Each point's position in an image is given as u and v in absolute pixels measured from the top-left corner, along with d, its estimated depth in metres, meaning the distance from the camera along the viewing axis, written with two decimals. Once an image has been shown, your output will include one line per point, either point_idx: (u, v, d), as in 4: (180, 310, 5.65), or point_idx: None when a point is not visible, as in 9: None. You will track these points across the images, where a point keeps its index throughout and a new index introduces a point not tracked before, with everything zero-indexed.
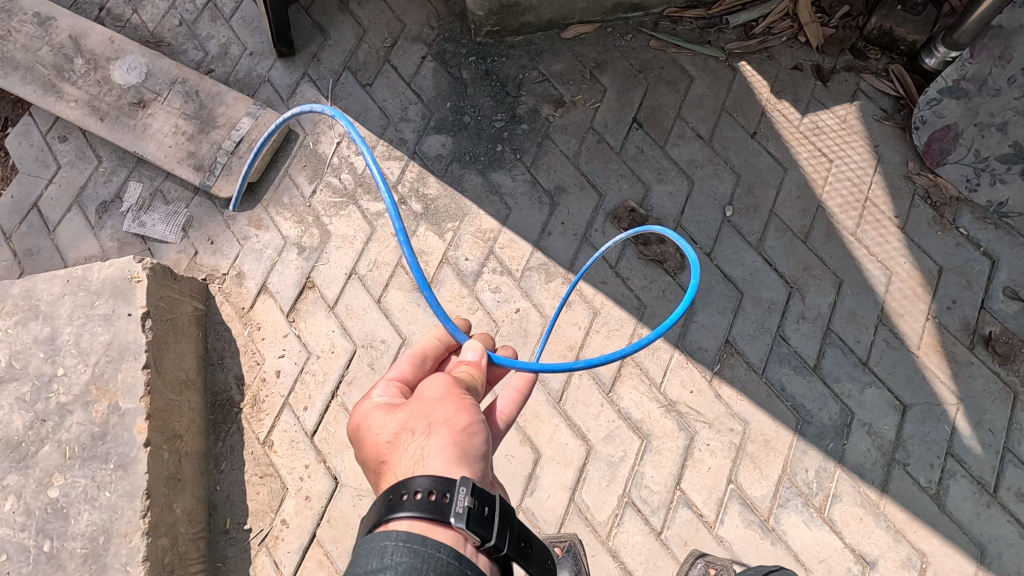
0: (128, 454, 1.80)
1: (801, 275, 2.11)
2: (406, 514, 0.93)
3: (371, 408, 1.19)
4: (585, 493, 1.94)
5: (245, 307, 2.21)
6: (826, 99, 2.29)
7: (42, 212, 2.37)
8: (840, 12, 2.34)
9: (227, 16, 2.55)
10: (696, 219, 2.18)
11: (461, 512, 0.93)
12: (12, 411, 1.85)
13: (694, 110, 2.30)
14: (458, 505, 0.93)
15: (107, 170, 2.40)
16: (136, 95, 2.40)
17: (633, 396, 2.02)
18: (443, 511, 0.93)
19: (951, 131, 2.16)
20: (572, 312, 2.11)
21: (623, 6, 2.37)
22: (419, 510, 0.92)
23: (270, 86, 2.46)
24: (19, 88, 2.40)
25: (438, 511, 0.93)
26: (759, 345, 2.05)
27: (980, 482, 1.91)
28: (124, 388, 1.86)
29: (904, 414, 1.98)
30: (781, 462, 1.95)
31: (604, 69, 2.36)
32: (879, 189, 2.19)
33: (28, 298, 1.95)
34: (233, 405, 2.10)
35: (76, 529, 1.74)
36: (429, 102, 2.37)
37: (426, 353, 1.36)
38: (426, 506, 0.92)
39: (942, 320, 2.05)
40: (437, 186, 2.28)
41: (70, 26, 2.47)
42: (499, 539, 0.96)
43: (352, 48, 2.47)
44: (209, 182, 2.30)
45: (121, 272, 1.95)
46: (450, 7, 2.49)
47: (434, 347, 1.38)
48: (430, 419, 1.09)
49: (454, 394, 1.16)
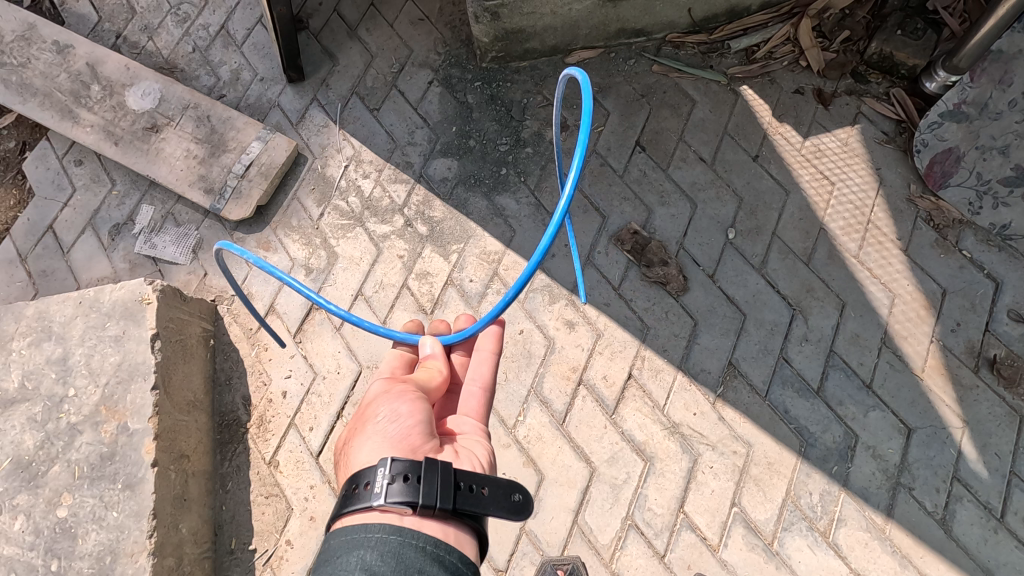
0: (135, 474, 1.82)
1: (804, 297, 2.12)
2: (347, 513, 1.06)
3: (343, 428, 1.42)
4: (588, 515, 1.94)
5: (253, 327, 2.24)
6: (828, 122, 2.31)
7: (57, 234, 2.42)
8: (841, 37, 2.37)
9: (239, 43, 2.61)
10: (698, 242, 2.20)
11: (382, 491, 1.03)
12: (23, 431, 1.88)
13: (696, 133, 2.33)
14: (378, 486, 1.04)
15: (120, 193, 2.46)
16: (149, 120, 2.46)
17: (636, 418, 2.03)
18: (370, 497, 1.04)
19: (952, 154, 2.17)
20: (575, 333, 2.12)
21: (626, 32, 2.41)
22: (356, 506, 1.05)
23: (280, 110, 2.51)
24: (38, 113, 2.47)
25: (365, 499, 1.04)
26: (762, 367, 2.06)
27: (987, 506, 1.90)
28: (133, 408, 1.89)
29: (909, 437, 1.97)
30: (785, 485, 1.94)
31: (607, 94, 2.40)
32: (881, 212, 2.20)
33: (42, 319, 1.99)
34: (240, 426, 2.12)
35: (84, 549, 1.76)
36: (435, 126, 2.42)
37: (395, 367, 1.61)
38: (358, 499, 1.05)
39: (946, 343, 2.05)
40: (442, 209, 2.32)
41: (87, 54, 2.54)
42: (430, 496, 1.03)
43: (361, 74, 2.53)
44: (220, 205, 2.35)
45: (132, 294, 1.99)
46: (456, 33, 2.54)
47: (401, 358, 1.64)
48: (363, 419, 1.28)
49: (384, 392, 1.34)
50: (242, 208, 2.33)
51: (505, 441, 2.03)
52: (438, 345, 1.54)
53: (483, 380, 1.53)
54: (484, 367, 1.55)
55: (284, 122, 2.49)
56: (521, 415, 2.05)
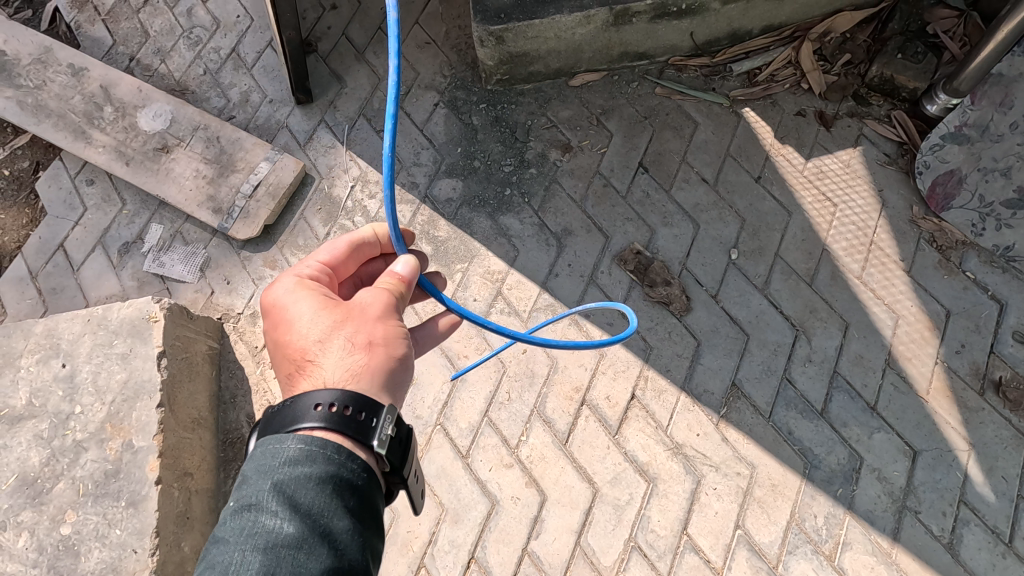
0: (139, 492, 1.83)
1: (807, 317, 2.12)
2: (323, 426, 0.96)
3: (304, 297, 1.17)
4: (591, 536, 1.93)
5: (259, 346, 2.27)
6: (830, 144, 2.32)
7: (67, 252, 2.45)
8: (842, 60, 2.40)
9: (249, 66, 2.67)
10: (702, 263, 2.20)
11: (383, 439, 0.99)
12: (29, 448, 1.89)
13: (699, 154, 2.35)
14: (381, 430, 0.99)
15: (130, 212, 2.49)
16: (160, 141, 2.51)
17: (639, 438, 2.02)
18: (363, 429, 0.98)
19: (954, 176, 2.18)
20: (578, 352, 2.13)
21: (630, 55, 2.44)
22: (331, 422, 0.96)
23: (288, 131, 2.55)
24: (51, 134, 2.52)
25: (359, 431, 0.97)
26: (766, 388, 2.05)
27: (994, 531, 1.88)
28: (138, 426, 1.90)
29: (915, 459, 1.96)
30: (789, 507, 1.92)
31: (611, 116, 2.43)
32: (884, 233, 2.20)
33: (50, 337, 2.01)
34: (244, 444, 2.14)
35: (86, 567, 1.76)
36: (440, 147, 2.45)
37: (362, 245, 1.35)
38: (351, 424, 0.97)
39: (951, 364, 2.04)
40: (447, 228, 2.34)
41: (101, 76, 2.60)
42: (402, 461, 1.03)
43: (368, 96, 2.57)
44: (227, 224, 2.38)
45: (139, 312, 2.02)
46: (461, 56, 2.58)
47: (372, 243, 1.36)
48: (373, 339, 1.13)
49: (376, 309, 1.17)
50: (250, 227, 2.37)
51: (508, 461, 2.03)
52: (416, 270, 1.26)
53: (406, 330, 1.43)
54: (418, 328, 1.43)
55: (292, 143, 2.53)
56: (524, 434, 2.05)
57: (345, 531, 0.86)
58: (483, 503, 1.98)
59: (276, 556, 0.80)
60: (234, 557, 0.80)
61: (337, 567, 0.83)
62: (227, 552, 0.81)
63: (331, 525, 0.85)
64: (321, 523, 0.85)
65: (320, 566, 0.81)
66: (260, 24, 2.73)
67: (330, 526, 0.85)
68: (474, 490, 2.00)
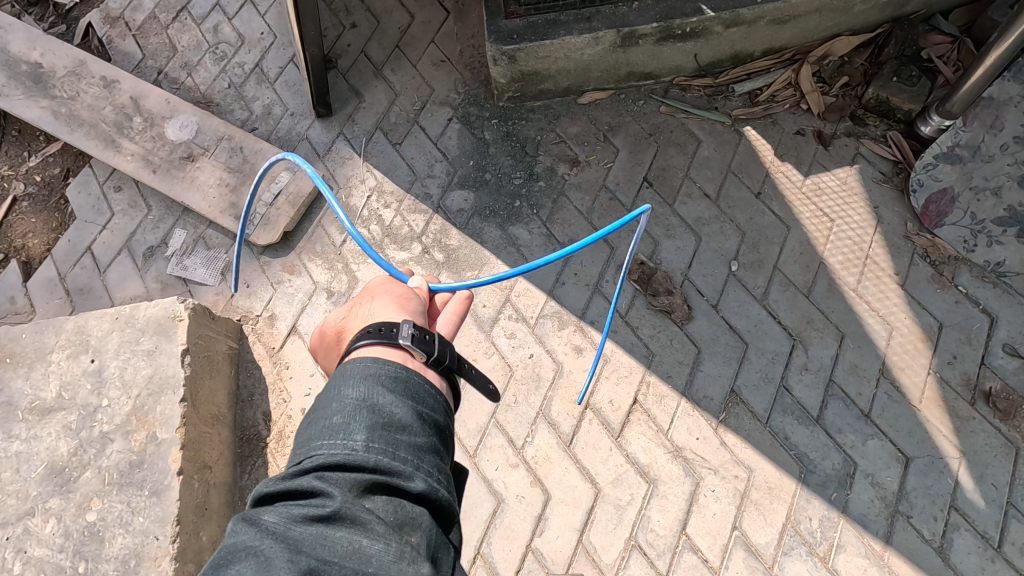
0: (162, 481, 1.92)
1: (805, 328, 2.20)
2: (358, 342, 1.13)
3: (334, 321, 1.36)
4: (593, 535, 2.00)
5: (276, 347, 2.36)
6: (827, 162, 2.42)
7: (95, 255, 2.56)
8: (840, 83, 2.51)
9: (272, 80, 2.79)
10: (703, 273, 2.29)
11: (406, 336, 1.12)
12: (58, 438, 1.98)
13: (702, 170, 2.44)
14: (403, 333, 1.12)
15: (156, 218, 2.60)
16: (186, 150, 2.62)
17: (641, 441, 2.10)
18: (388, 335, 1.12)
19: (947, 194, 2.27)
20: (583, 358, 2.22)
21: (636, 75, 2.55)
22: (365, 340, 1.12)
23: (308, 143, 2.67)
24: (82, 142, 2.64)
25: (390, 337, 1.12)
26: (764, 395, 2.13)
27: (984, 536, 1.95)
28: (162, 418, 1.99)
29: (907, 466, 2.03)
30: (784, 510, 1.99)
31: (617, 132, 2.53)
32: (878, 247, 2.29)
33: (80, 333, 2.11)
34: (260, 440, 2.23)
35: (110, 552, 1.85)
36: (454, 160, 2.56)
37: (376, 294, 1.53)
38: (377, 335, 1.12)
39: (943, 375, 2.12)
40: (458, 238, 2.44)
41: (131, 88, 2.73)
42: (442, 354, 1.14)
43: (384, 110, 2.69)
44: (248, 231, 2.48)
45: (165, 310, 2.11)
46: (474, 74, 2.70)
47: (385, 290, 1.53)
48: (380, 304, 1.31)
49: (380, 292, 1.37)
50: (270, 233, 2.46)
51: (514, 461, 2.10)
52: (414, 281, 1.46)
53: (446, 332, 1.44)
54: (446, 324, 1.44)
55: (311, 154, 2.65)
56: (530, 436, 2.13)
57: (389, 397, 0.98)
58: (489, 501, 2.06)
59: (336, 423, 0.94)
60: (307, 434, 0.96)
61: (387, 422, 0.95)
62: (302, 437, 0.96)
63: (378, 399, 0.98)
64: (370, 401, 0.97)
65: (370, 421, 0.94)
66: (283, 41, 2.86)
67: (375, 397, 0.98)
68: (481, 488, 2.07)
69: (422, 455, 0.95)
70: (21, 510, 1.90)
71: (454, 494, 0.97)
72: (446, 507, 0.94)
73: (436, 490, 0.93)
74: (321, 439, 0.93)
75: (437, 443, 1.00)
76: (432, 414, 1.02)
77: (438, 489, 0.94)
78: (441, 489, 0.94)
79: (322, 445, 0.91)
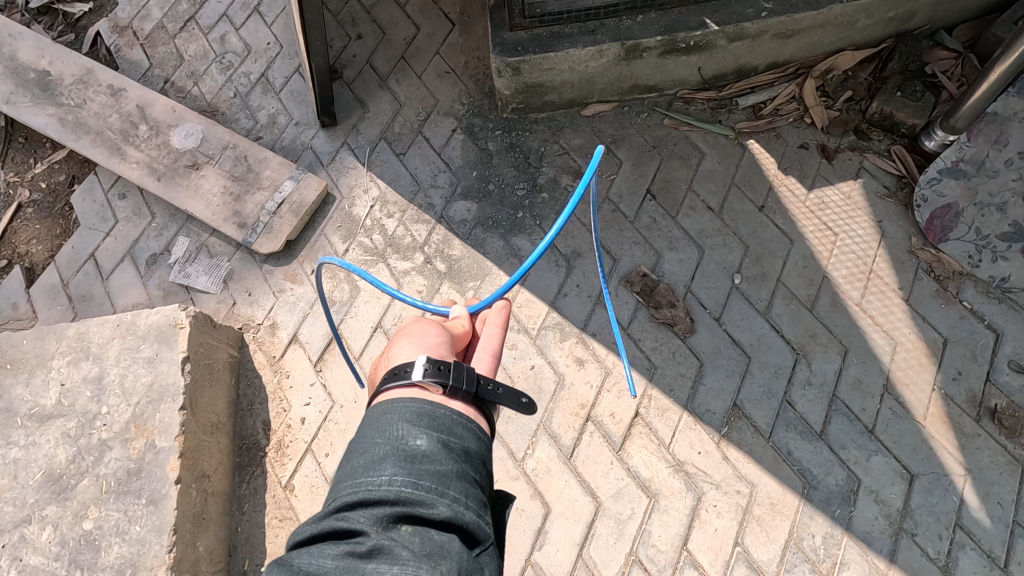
0: (159, 490, 1.91)
1: (808, 342, 2.19)
2: (383, 386, 1.15)
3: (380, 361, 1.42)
4: (593, 549, 1.98)
5: (277, 355, 2.35)
6: (831, 176, 2.42)
7: (97, 262, 2.57)
8: (844, 97, 2.51)
9: (277, 90, 2.81)
10: (706, 286, 2.28)
11: (422, 372, 1.11)
12: (57, 445, 1.97)
13: (705, 183, 2.44)
14: (418, 370, 1.12)
15: (159, 226, 2.61)
16: (191, 158, 2.63)
17: (642, 455, 2.08)
18: (405, 375, 1.13)
19: (951, 210, 2.26)
20: (585, 370, 2.20)
21: (640, 88, 2.55)
22: (388, 383, 1.15)
23: (313, 152, 2.68)
24: (88, 149, 2.65)
25: (407, 377, 1.12)
26: (766, 409, 2.11)
27: (990, 555, 1.92)
28: (161, 427, 1.98)
29: (911, 483, 2.00)
30: (787, 526, 1.97)
31: (621, 144, 2.54)
32: (882, 262, 2.28)
33: (81, 340, 2.10)
34: (259, 449, 2.22)
35: (106, 561, 1.84)
36: (457, 170, 2.57)
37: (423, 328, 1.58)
38: (396, 378, 1.14)
39: (947, 392, 2.10)
40: (461, 248, 2.45)
41: (138, 97, 2.74)
42: (459, 380, 1.12)
43: (389, 120, 2.70)
44: (251, 239, 2.48)
45: (166, 318, 2.11)
46: (479, 86, 2.71)
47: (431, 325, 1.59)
48: (404, 336, 1.33)
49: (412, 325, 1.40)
50: (273, 242, 2.47)
51: (515, 473, 2.09)
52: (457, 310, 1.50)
53: (493, 349, 1.39)
54: (492, 339, 1.41)
55: (316, 164, 2.66)
56: (531, 448, 2.11)
57: (412, 431, 1.00)
58: None
59: (363, 463, 0.97)
60: (339, 477, 0.98)
61: (410, 455, 0.96)
62: (334, 481, 0.99)
63: (402, 435, 1.00)
64: (393, 438, 1.00)
65: (394, 456, 0.96)
66: (289, 51, 2.88)
67: (399, 432, 1.00)
68: None
69: (447, 482, 0.95)
70: (17, 517, 1.89)
71: (486, 519, 0.96)
72: (477, 533, 0.93)
73: (464, 515, 0.93)
74: (349, 478, 0.95)
75: (465, 470, 1.00)
76: (460, 443, 1.03)
77: (466, 515, 0.93)
78: (469, 514, 0.93)
79: (349, 484, 0.94)
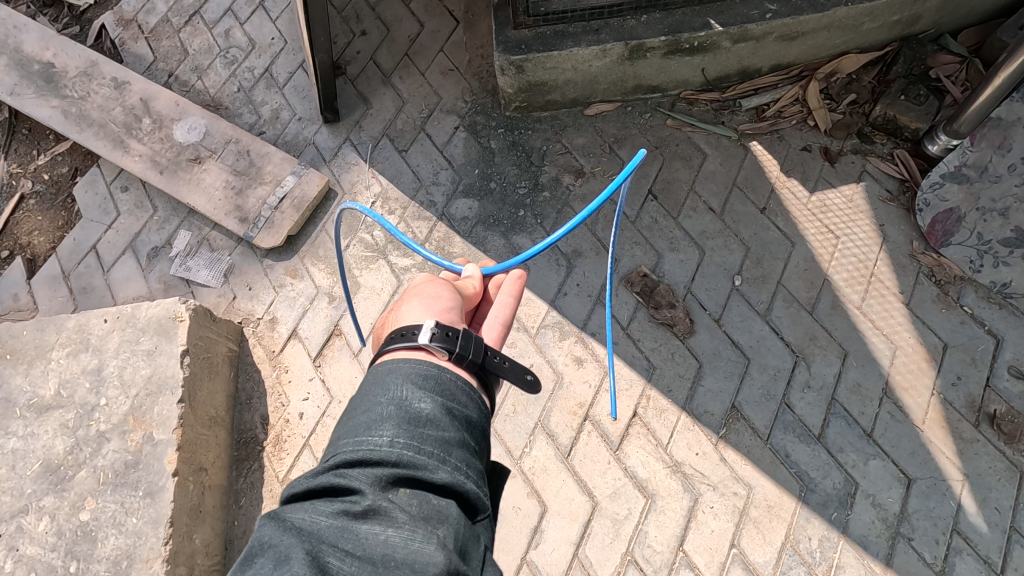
0: (156, 482, 1.91)
1: (808, 344, 2.19)
2: (389, 346, 1.15)
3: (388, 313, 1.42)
4: (589, 548, 1.98)
5: (276, 350, 2.35)
6: (833, 179, 2.41)
7: (99, 254, 2.57)
8: (847, 99, 2.50)
9: (281, 85, 2.81)
10: (706, 287, 2.28)
11: (430, 335, 1.12)
12: (55, 436, 1.98)
13: (707, 184, 2.44)
14: (426, 332, 1.12)
15: (161, 219, 2.61)
16: (193, 152, 2.63)
17: (640, 455, 2.08)
18: (412, 337, 1.13)
19: (953, 214, 2.25)
20: (584, 369, 2.20)
21: (643, 88, 2.54)
22: (394, 343, 1.15)
23: (315, 148, 2.68)
24: (91, 141, 2.66)
25: (414, 339, 1.13)
26: (765, 411, 2.11)
27: (986, 561, 1.92)
28: (159, 419, 1.99)
29: (909, 487, 2.00)
30: (784, 529, 1.97)
31: (623, 144, 2.54)
32: (883, 266, 2.27)
33: (80, 332, 2.11)
34: (257, 444, 2.22)
35: (102, 552, 1.84)
36: (459, 168, 2.57)
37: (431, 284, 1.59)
38: (403, 339, 1.15)
39: (947, 397, 2.09)
40: (461, 245, 2.45)
41: (142, 90, 2.75)
42: (466, 349, 1.12)
43: (391, 117, 2.70)
44: (253, 233, 2.49)
45: (166, 311, 2.10)
46: (482, 84, 2.71)
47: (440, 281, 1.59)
48: (415, 296, 1.33)
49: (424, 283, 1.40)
50: (274, 236, 2.47)
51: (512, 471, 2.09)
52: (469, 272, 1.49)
53: (503, 318, 1.41)
54: (503, 309, 1.42)
55: (318, 159, 2.66)
56: (529, 446, 2.11)
57: (416, 394, 1.00)
58: None
59: (365, 421, 0.97)
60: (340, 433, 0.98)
61: (414, 419, 0.96)
62: (335, 437, 0.99)
63: (407, 398, 0.99)
64: (397, 400, 0.99)
65: (397, 418, 0.96)
66: (293, 47, 2.88)
67: (403, 394, 1.00)
68: None
69: (449, 449, 0.95)
70: (14, 508, 1.90)
71: (485, 489, 0.96)
72: (476, 501, 0.93)
73: (463, 483, 0.93)
74: (351, 435, 0.95)
75: (466, 439, 1.00)
76: (462, 412, 1.03)
77: (465, 483, 0.93)
78: (469, 483, 0.94)
79: (350, 441, 0.94)
